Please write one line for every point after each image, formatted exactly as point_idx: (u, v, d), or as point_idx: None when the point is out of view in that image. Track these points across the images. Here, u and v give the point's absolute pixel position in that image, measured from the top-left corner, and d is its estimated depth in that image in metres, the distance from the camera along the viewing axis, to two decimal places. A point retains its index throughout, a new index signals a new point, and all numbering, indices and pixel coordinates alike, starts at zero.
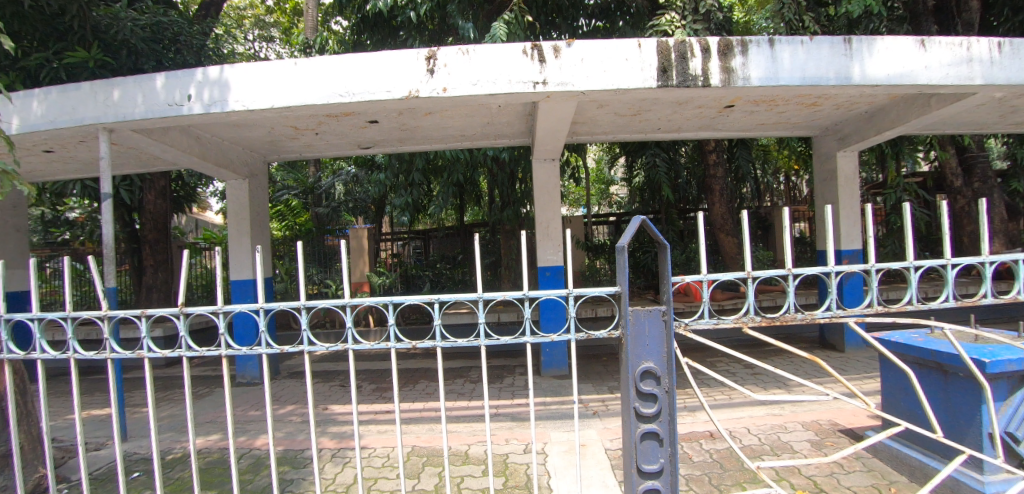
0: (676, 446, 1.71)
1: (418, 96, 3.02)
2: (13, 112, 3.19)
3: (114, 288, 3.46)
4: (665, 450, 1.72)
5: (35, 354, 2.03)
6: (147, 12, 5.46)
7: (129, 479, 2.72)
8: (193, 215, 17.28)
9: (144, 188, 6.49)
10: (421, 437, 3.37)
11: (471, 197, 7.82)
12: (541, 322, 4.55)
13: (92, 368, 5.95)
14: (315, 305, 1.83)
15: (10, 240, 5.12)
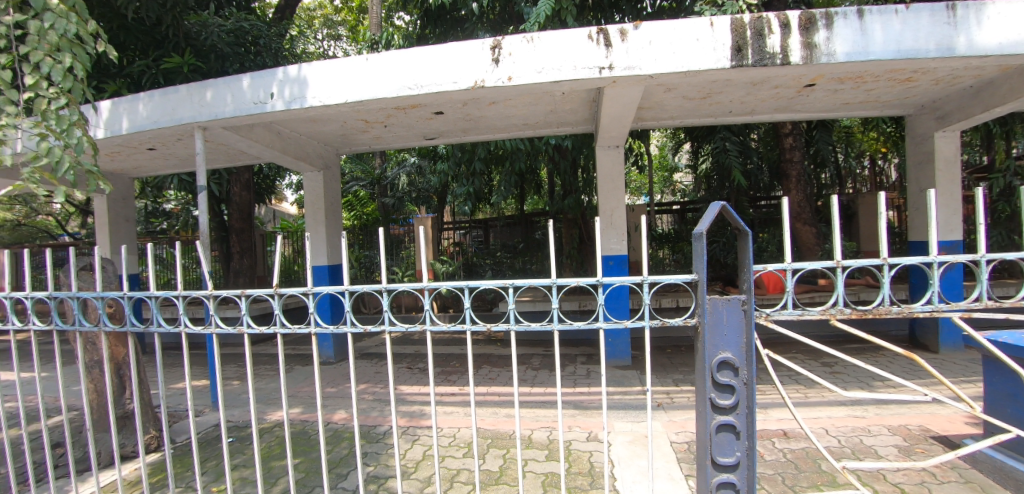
0: (754, 440, 1.60)
1: (484, 86, 3.05)
2: (123, 115, 3.55)
3: None
4: (742, 444, 1.62)
5: (155, 327, 2.26)
6: (233, 18, 5.93)
7: (225, 444, 3.01)
8: (273, 206, 18.64)
9: (232, 182, 7.10)
10: (486, 420, 3.47)
11: (531, 186, 7.85)
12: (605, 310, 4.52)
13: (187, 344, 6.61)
14: (396, 287, 1.90)
15: (121, 229, 5.60)
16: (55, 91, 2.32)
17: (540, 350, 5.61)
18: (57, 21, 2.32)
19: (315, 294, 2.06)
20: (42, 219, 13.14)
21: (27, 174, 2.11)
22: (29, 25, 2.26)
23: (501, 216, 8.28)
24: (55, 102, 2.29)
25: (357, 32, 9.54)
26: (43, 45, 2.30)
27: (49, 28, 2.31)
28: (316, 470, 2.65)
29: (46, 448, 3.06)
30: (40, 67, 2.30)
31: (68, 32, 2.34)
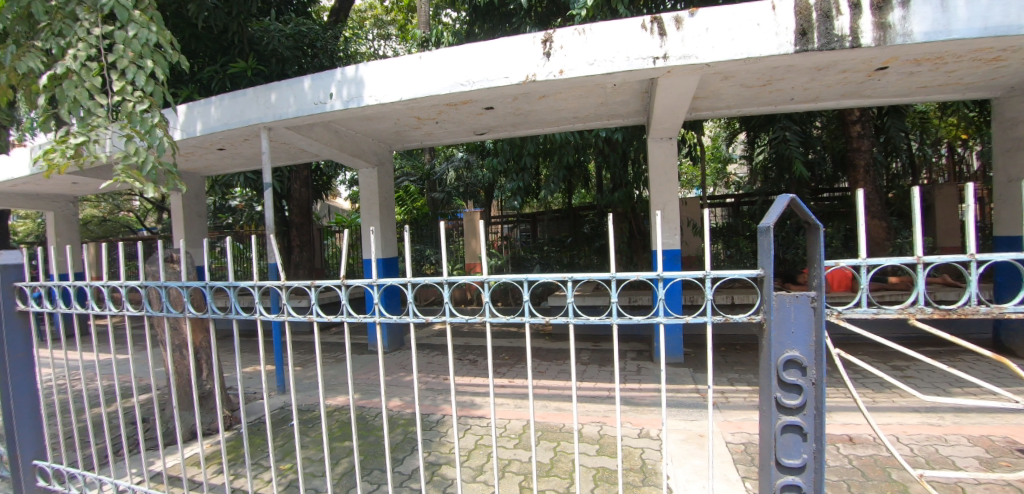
0: (824, 442, 1.46)
1: (535, 80, 3.05)
2: (198, 118, 3.81)
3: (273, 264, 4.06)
4: (809, 446, 1.48)
5: (234, 316, 2.34)
6: (293, 23, 6.24)
7: (290, 426, 3.20)
8: (330, 203, 19.58)
9: (292, 179, 7.56)
10: (537, 413, 3.51)
11: (579, 180, 7.79)
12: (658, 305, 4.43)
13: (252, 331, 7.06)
14: (457, 279, 1.91)
15: (194, 223, 6.03)
16: (139, 94, 2.53)
17: (589, 345, 5.60)
18: (140, 30, 2.52)
19: (379, 285, 2.11)
20: (125, 215, 14.42)
21: (120, 171, 2.32)
22: (117, 35, 2.47)
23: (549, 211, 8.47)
24: (139, 104, 2.49)
25: (406, 31, 9.73)
26: (129, 54, 2.50)
27: (134, 37, 2.51)
28: (378, 454, 2.78)
29: (134, 421, 3.35)
30: (125, 73, 2.51)
31: (149, 41, 2.54)
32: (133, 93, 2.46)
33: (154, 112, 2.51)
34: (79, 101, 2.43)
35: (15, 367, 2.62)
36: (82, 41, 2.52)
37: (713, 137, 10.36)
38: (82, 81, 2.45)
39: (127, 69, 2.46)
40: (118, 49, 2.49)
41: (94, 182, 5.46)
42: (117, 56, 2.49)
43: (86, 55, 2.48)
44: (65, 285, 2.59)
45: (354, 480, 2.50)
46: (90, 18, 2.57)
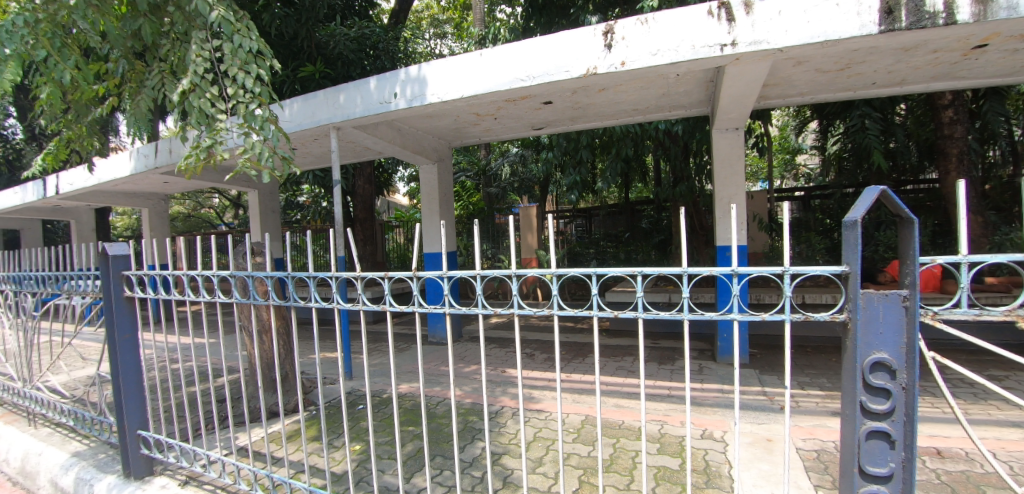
0: (916, 453, 1.26)
1: (596, 72, 3.04)
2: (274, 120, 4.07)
3: (343, 258, 4.32)
4: (898, 455, 1.29)
5: (314, 304, 2.45)
6: (356, 26, 6.52)
7: (357, 410, 3.41)
8: (391, 199, 20.50)
9: (356, 176, 7.93)
10: (594, 408, 3.52)
11: (636, 175, 7.90)
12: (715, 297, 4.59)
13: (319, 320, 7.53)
14: (525, 272, 1.88)
15: (269, 218, 6.45)
16: (251, 97, 2.82)
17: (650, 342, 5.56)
18: (241, 38, 2.75)
19: (449, 277, 2.12)
20: (207, 212, 15.73)
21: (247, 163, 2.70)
22: (226, 47, 2.71)
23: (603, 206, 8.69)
24: (251, 105, 2.77)
25: (461, 29, 9.88)
26: (236, 61, 2.76)
27: (237, 46, 2.75)
28: (443, 441, 2.90)
29: (220, 398, 3.65)
30: (237, 79, 2.79)
31: (250, 47, 2.78)
32: (245, 97, 2.74)
33: (264, 110, 2.79)
34: (206, 110, 2.76)
35: (124, 347, 2.93)
36: (197, 56, 2.80)
37: (781, 127, 9.81)
38: (204, 91, 2.77)
39: (237, 76, 2.72)
40: (227, 59, 2.75)
41: (183, 183, 5.96)
42: (228, 65, 2.76)
43: (203, 68, 2.78)
44: (164, 273, 2.85)
45: (421, 465, 2.62)
46: (199, 32, 2.84)
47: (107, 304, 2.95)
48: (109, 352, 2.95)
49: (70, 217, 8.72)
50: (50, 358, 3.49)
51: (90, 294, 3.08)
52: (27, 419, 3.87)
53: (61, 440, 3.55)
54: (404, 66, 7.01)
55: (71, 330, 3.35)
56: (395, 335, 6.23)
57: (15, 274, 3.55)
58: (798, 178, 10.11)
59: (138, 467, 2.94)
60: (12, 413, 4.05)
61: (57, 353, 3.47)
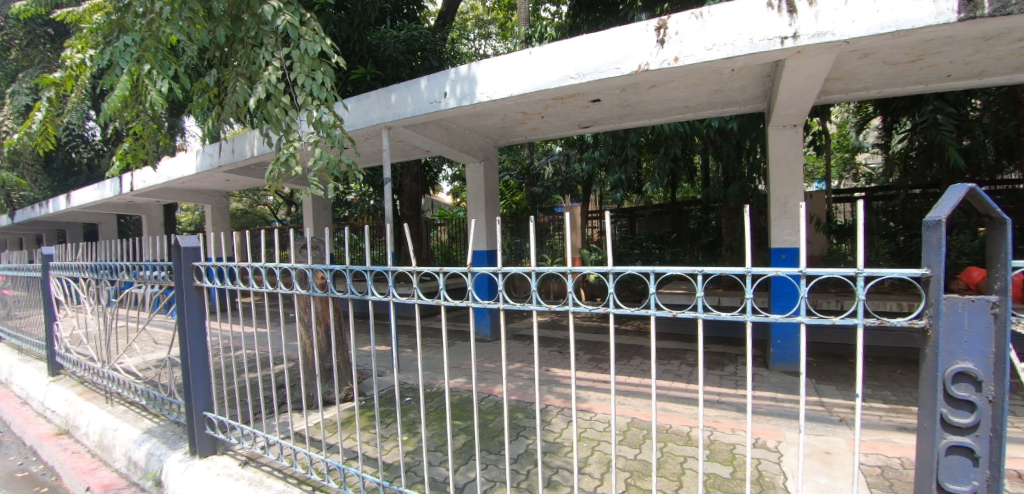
0: (1005, 472, 1.12)
1: (648, 69, 3.03)
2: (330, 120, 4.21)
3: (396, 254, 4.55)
4: (982, 473, 1.16)
5: (370, 297, 2.48)
6: (406, 29, 6.69)
7: (405, 402, 3.53)
8: (435, 198, 20.96)
9: (404, 175, 8.16)
10: (640, 411, 3.54)
11: (683, 174, 7.76)
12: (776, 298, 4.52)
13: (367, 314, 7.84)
14: (582, 269, 1.83)
15: (322, 215, 6.74)
16: (317, 102, 3.02)
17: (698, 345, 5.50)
18: (306, 45, 2.94)
19: (505, 273, 2.10)
20: (262, 208, 16.59)
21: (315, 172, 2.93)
22: (295, 56, 2.92)
23: (648, 206, 8.65)
24: (319, 112, 2.98)
25: (506, 29, 9.93)
26: (304, 68, 2.98)
27: (304, 51, 2.96)
28: (491, 437, 2.97)
29: (275, 385, 3.83)
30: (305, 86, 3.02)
31: (315, 52, 2.96)
32: (313, 104, 2.95)
33: (330, 116, 2.99)
34: (279, 118, 2.99)
35: (193, 332, 3.13)
36: (269, 64, 3.03)
37: (840, 123, 9.32)
38: (277, 99, 3.01)
39: (304, 82, 2.93)
40: (296, 65, 2.96)
41: (241, 180, 6.27)
42: (297, 72, 2.98)
43: (276, 77, 3.02)
44: (227, 265, 3.00)
45: (471, 462, 2.68)
46: (270, 40, 3.06)
47: (178, 290, 3.15)
48: (180, 336, 3.17)
49: (142, 212, 9.40)
50: (126, 341, 3.76)
51: (162, 283, 3.31)
52: (105, 397, 4.20)
53: (135, 417, 3.83)
54: (450, 66, 7.14)
55: (147, 315, 3.61)
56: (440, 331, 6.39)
57: (97, 263, 3.83)
58: (856, 178, 9.59)
59: (203, 446, 3.12)
60: (93, 390, 4.41)
61: (133, 337, 3.74)
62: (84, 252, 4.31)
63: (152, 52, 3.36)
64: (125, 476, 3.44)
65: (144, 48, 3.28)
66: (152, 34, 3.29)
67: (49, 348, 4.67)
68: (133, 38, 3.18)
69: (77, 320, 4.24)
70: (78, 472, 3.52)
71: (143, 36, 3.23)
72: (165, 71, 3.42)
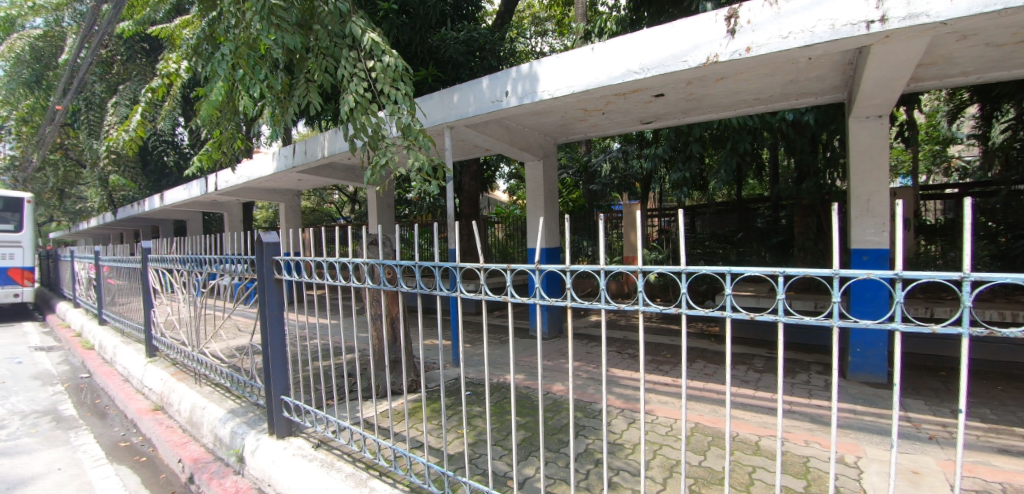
0: None
1: (717, 61, 2.91)
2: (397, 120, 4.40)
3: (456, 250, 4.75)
4: None
5: (439, 292, 2.50)
6: (465, 30, 6.80)
7: (467, 395, 3.65)
8: (490, 196, 21.33)
9: (463, 174, 8.36)
10: (705, 416, 3.46)
11: (750, 171, 7.54)
12: (860, 304, 4.22)
13: (428, 309, 8.18)
14: (652, 268, 1.72)
15: (385, 213, 7.01)
16: (399, 109, 3.44)
17: (762, 351, 5.23)
18: (389, 59, 3.40)
19: (573, 271, 2.03)
20: (328, 206, 17.59)
21: (416, 176, 3.40)
22: (380, 67, 3.35)
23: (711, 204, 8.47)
24: (404, 117, 3.42)
25: (563, 25, 9.85)
26: (388, 78, 3.41)
27: (386, 65, 3.41)
28: (551, 435, 2.99)
29: (342, 374, 4.04)
30: (389, 95, 3.45)
31: (398, 66, 3.41)
32: (401, 111, 3.39)
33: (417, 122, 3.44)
34: (369, 124, 3.38)
35: (273, 321, 3.34)
36: (356, 76, 3.42)
37: (931, 112, 8.50)
38: (365, 106, 3.37)
39: (390, 92, 3.36)
40: (381, 77, 3.38)
41: (312, 180, 6.63)
42: (382, 82, 3.40)
43: (362, 88, 3.41)
44: (299, 259, 3.16)
45: (531, 459, 2.72)
46: (353, 55, 3.46)
47: (262, 282, 3.39)
48: (262, 324, 3.39)
49: (224, 210, 10.21)
50: (213, 327, 4.11)
51: (245, 275, 3.57)
52: (194, 378, 4.61)
53: (220, 398, 4.18)
54: (507, 65, 7.19)
55: (231, 304, 3.90)
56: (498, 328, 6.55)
57: (187, 255, 4.27)
58: (949, 173, 8.74)
59: (280, 427, 3.34)
60: (184, 371, 4.85)
61: (219, 324, 4.06)
62: (175, 245, 4.74)
63: (244, 60, 3.55)
64: (211, 451, 3.77)
65: (238, 58, 3.47)
66: (245, 44, 3.53)
67: (147, 332, 5.19)
68: (229, 49, 3.41)
69: (171, 308, 4.67)
70: (172, 445, 3.90)
71: (238, 46, 3.45)
72: (256, 74, 3.55)
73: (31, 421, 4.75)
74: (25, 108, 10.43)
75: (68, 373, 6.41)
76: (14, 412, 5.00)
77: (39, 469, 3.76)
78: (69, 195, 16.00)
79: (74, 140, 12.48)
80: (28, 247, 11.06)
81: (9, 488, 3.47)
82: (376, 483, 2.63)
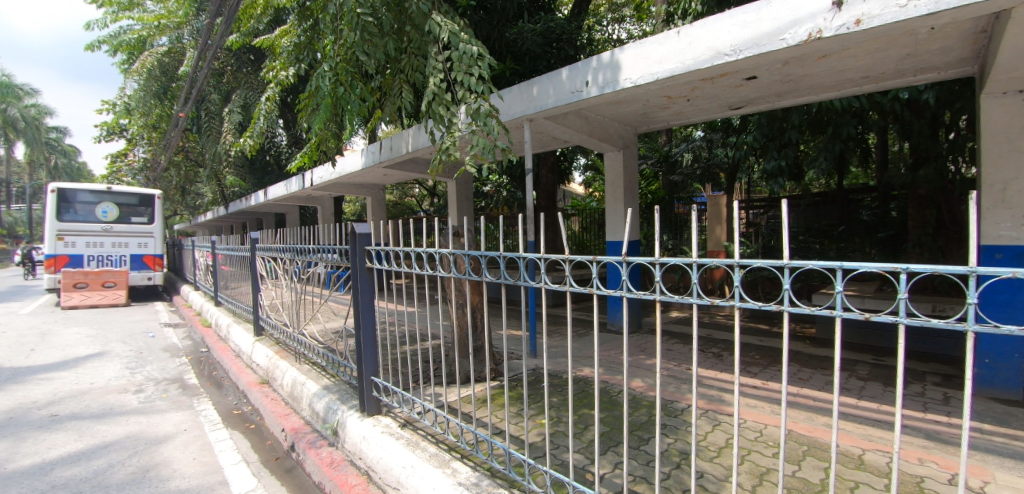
0: None
1: (821, 37, 2.65)
2: None
3: (533, 243, 4.79)
4: None
5: (523, 284, 2.45)
6: (543, 21, 6.79)
7: (546, 387, 3.70)
8: (566, 189, 21.37)
9: (541, 166, 8.39)
10: (800, 424, 3.22)
11: (854, 158, 6.88)
12: (993, 307, 3.69)
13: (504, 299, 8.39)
14: (752, 262, 1.45)
15: (465, 205, 7.21)
16: (474, 96, 3.53)
17: (866, 358, 4.75)
18: (464, 47, 3.49)
19: (665, 264, 1.74)
20: (409, 199, 18.55)
21: (478, 158, 3.44)
22: (457, 55, 3.48)
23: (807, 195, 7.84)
24: (476, 104, 3.49)
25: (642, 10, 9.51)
26: (463, 66, 3.51)
27: (462, 53, 3.51)
28: (629, 433, 2.94)
29: (428, 359, 4.25)
30: (464, 83, 3.53)
31: (472, 52, 3.47)
32: (472, 98, 3.46)
33: (485, 107, 3.48)
34: (443, 114, 3.49)
35: (365, 308, 3.56)
36: (435, 68, 3.57)
37: None
38: (440, 98, 3.49)
39: (464, 79, 3.46)
40: (457, 66, 3.50)
41: (397, 174, 7.00)
42: (458, 71, 3.51)
43: (440, 78, 3.54)
44: (385, 249, 3.31)
45: (610, 454, 2.71)
46: (434, 49, 3.63)
47: (355, 270, 3.64)
48: (355, 310, 3.65)
49: (318, 203, 11.10)
50: (312, 310, 4.50)
51: (341, 264, 3.84)
52: (295, 356, 5.06)
53: (317, 376, 4.56)
54: (584, 55, 7.10)
55: (327, 291, 4.27)
56: (574, 321, 6.56)
57: (288, 246, 4.72)
58: None
59: (370, 405, 3.57)
60: (285, 349, 5.36)
61: (318, 308, 4.44)
62: (277, 236, 5.26)
63: (344, 76, 3.94)
64: (308, 423, 4.13)
65: (339, 75, 3.87)
66: (342, 61, 3.92)
67: (255, 313, 5.80)
68: (330, 68, 3.82)
69: (276, 292, 5.18)
70: (276, 415, 4.32)
71: (338, 65, 3.85)
72: (352, 90, 3.97)
73: (163, 388, 5.51)
74: (156, 117, 12.03)
75: (191, 347, 7.36)
76: (150, 378, 5.84)
77: (169, 429, 4.37)
78: (190, 191, 18.29)
79: (194, 143, 14.20)
80: (159, 237, 12.71)
81: (147, 443, 4.07)
82: (458, 465, 2.74)
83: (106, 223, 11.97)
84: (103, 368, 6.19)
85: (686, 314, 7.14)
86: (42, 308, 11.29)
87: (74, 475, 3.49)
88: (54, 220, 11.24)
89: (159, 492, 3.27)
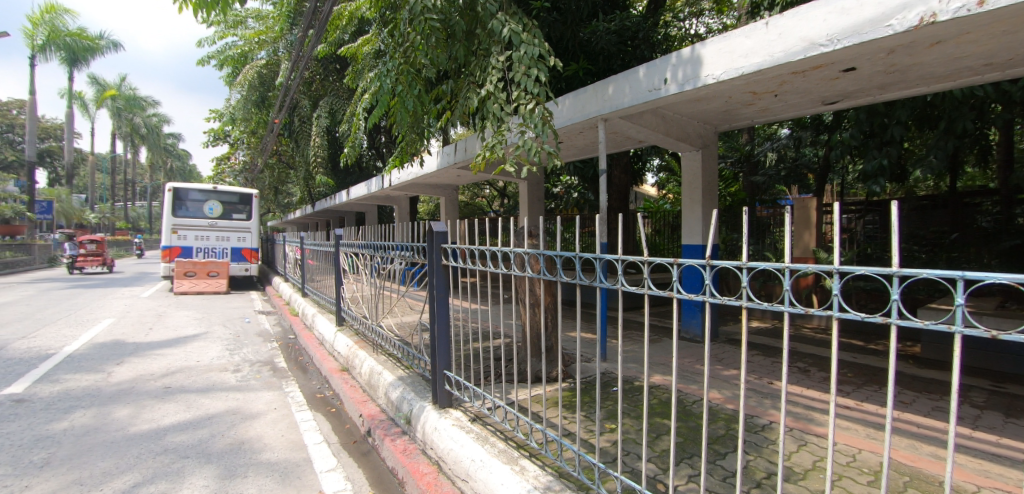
0: None
1: (935, 21, 2.35)
2: (560, 113, 4.61)
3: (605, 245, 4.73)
4: None
5: (600, 285, 2.40)
6: (617, 19, 6.65)
7: (617, 392, 3.64)
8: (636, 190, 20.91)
9: (613, 166, 8.24)
10: (902, 453, 2.90)
11: (972, 155, 6.06)
12: None
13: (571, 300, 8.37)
14: (855, 270, 1.26)
15: (535, 206, 7.28)
16: (530, 98, 3.54)
17: (984, 384, 4.19)
18: (527, 47, 3.53)
19: (754, 268, 1.59)
20: (479, 199, 19.09)
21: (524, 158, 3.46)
22: (521, 55, 3.53)
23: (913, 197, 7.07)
24: (531, 106, 3.50)
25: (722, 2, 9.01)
26: (524, 66, 3.55)
27: (524, 53, 3.55)
28: (705, 447, 2.82)
29: (499, 358, 4.35)
30: (521, 84, 3.59)
31: (534, 52, 3.51)
32: (525, 98, 3.50)
33: (539, 108, 3.49)
34: (497, 113, 3.56)
35: (439, 303, 3.70)
36: (495, 67, 3.65)
37: None
38: (497, 97, 3.59)
39: (521, 81, 3.50)
40: (517, 66, 3.55)
41: (470, 176, 7.22)
42: (517, 71, 3.55)
43: (498, 79, 3.63)
44: (456, 247, 3.41)
45: (682, 466, 2.62)
46: (497, 50, 3.69)
47: (432, 266, 3.79)
48: (431, 305, 3.80)
49: (394, 203, 11.74)
50: (390, 305, 4.76)
51: (418, 261, 4.03)
52: (373, 347, 5.38)
53: (392, 367, 4.83)
54: (660, 52, 6.88)
55: (403, 287, 4.52)
56: (644, 327, 6.39)
57: (369, 242, 5.03)
58: None
59: (442, 398, 3.71)
60: (364, 340, 5.71)
61: (395, 303, 4.70)
62: (359, 233, 5.64)
63: (409, 79, 4.14)
64: (384, 410, 4.37)
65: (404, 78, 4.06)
66: (408, 63, 4.11)
67: (338, 305, 6.24)
68: (402, 72, 4.02)
69: (356, 285, 5.54)
70: (355, 401, 4.62)
71: (403, 68, 4.05)
72: (412, 90, 4.14)
73: (257, 369, 6.10)
74: (255, 123, 13.35)
75: (281, 334, 8.06)
76: (246, 360, 6.49)
77: (262, 407, 4.83)
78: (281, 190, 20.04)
79: (285, 147, 15.57)
80: (254, 232, 14.11)
81: (244, 418, 4.52)
82: (526, 463, 2.78)
83: (212, 219, 13.46)
84: (208, 348, 6.97)
85: (766, 324, 6.71)
86: (162, 293, 12.96)
87: (183, 441, 3.97)
88: (170, 216, 12.85)
89: (253, 462, 3.64)
